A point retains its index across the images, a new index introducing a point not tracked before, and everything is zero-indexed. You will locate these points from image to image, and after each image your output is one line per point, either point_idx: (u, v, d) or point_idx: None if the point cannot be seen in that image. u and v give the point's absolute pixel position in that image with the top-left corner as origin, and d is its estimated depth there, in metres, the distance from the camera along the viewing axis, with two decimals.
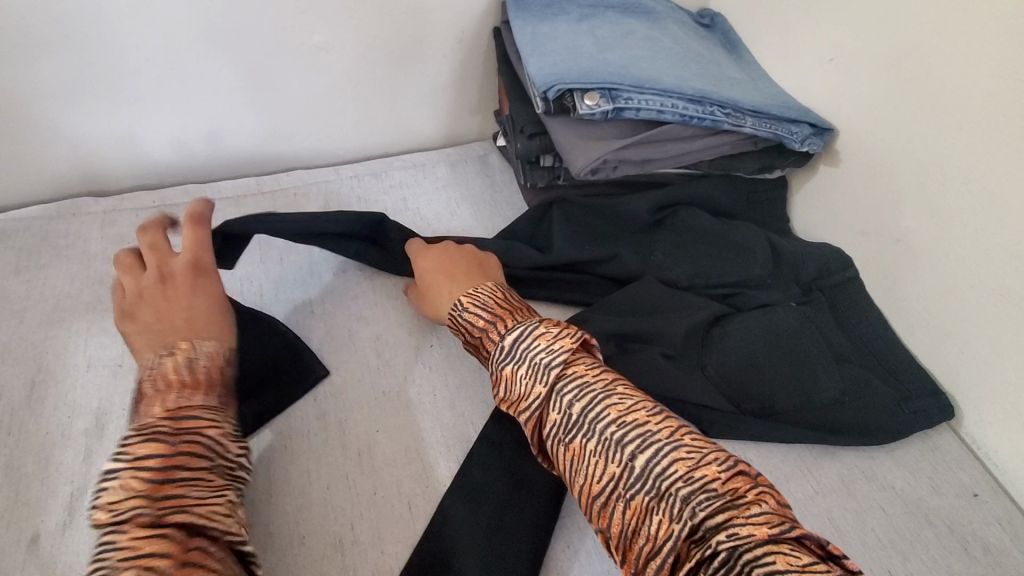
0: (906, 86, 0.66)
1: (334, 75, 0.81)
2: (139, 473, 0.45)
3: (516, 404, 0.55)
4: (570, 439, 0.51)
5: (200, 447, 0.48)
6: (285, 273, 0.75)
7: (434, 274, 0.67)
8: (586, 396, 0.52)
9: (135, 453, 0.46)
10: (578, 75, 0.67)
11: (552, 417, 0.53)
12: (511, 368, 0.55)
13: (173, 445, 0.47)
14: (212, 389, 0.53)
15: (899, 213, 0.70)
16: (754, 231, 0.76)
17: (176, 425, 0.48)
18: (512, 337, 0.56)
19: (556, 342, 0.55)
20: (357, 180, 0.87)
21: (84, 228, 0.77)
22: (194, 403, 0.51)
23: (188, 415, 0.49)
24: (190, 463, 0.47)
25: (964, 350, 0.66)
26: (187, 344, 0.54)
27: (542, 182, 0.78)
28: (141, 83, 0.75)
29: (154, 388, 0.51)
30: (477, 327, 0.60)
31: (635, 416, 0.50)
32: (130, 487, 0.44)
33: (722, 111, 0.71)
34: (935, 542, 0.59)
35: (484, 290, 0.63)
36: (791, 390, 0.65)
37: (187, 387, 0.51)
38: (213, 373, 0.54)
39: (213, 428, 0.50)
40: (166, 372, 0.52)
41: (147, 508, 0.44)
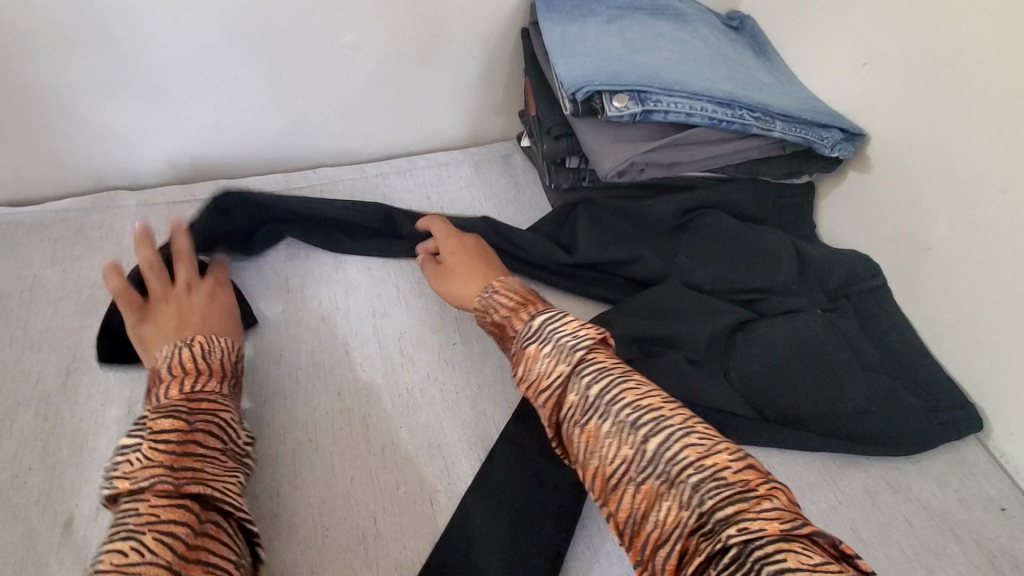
0: (943, 93, 0.65)
1: (362, 74, 0.82)
2: (158, 446, 0.49)
3: (535, 383, 0.54)
4: (586, 422, 0.51)
5: (213, 428, 0.52)
6: (311, 269, 0.76)
7: (458, 263, 0.69)
8: (604, 379, 0.52)
9: (156, 429, 0.50)
10: (608, 77, 0.67)
11: (570, 399, 0.52)
12: (534, 348, 0.55)
13: (189, 423, 0.51)
14: (224, 379, 0.57)
15: (930, 221, 0.68)
16: (779, 236, 0.75)
17: (191, 407, 0.52)
18: (541, 319, 0.57)
19: (581, 328, 0.55)
20: (382, 178, 0.87)
21: (117, 221, 0.79)
22: (209, 390, 0.55)
23: (203, 399, 0.54)
24: (205, 441, 0.51)
25: (996, 363, 0.64)
26: (204, 338, 0.58)
27: (567, 184, 0.78)
28: (176, 80, 0.76)
29: (170, 372, 0.55)
30: (504, 311, 0.61)
31: (651, 402, 0.50)
32: (150, 458, 0.48)
33: (751, 115, 0.70)
34: (963, 557, 0.58)
35: (508, 281, 0.65)
36: (816, 398, 0.65)
37: (203, 376, 0.55)
38: (227, 364, 0.58)
39: (224, 412, 0.54)
40: (182, 360, 0.56)
41: (167, 477, 0.47)
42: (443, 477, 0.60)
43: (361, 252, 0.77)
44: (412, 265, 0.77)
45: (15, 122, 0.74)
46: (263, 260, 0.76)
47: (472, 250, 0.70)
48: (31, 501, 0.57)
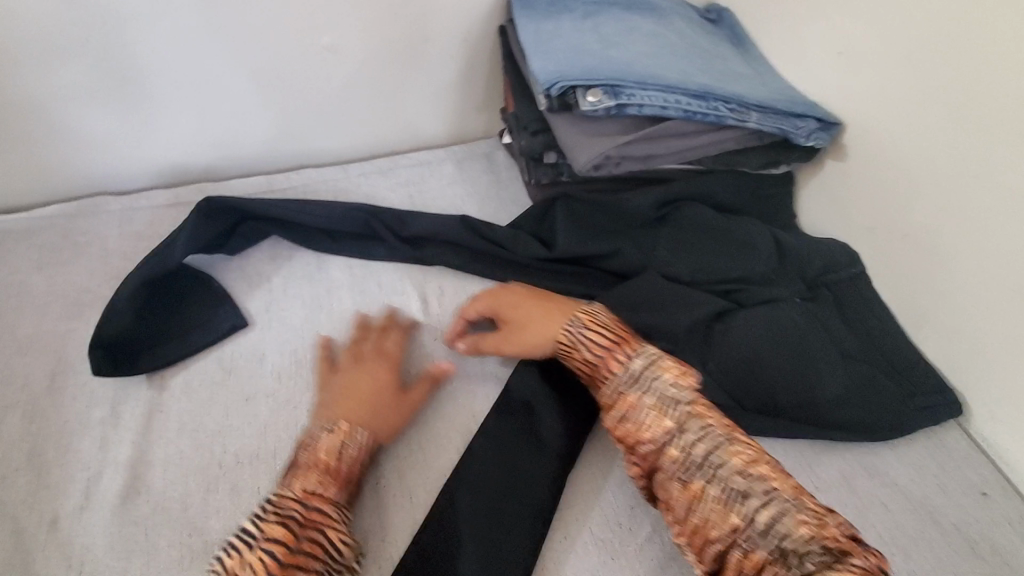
0: (915, 81, 0.65)
1: (343, 75, 0.83)
2: (270, 552, 0.49)
3: (634, 433, 0.54)
4: (688, 479, 0.51)
5: (318, 546, 0.50)
6: (292, 268, 0.76)
7: (522, 302, 0.66)
8: (709, 438, 0.52)
9: (266, 532, 0.50)
10: (582, 71, 0.67)
11: (671, 453, 0.52)
12: (635, 396, 0.55)
13: (295, 538, 0.50)
14: (343, 484, 0.55)
15: (907, 208, 0.69)
16: (757, 227, 0.76)
17: (304, 516, 0.51)
18: (640, 365, 0.57)
19: (681, 380, 0.56)
20: (365, 178, 0.88)
21: (103, 226, 0.80)
22: (326, 494, 0.53)
23: (317, 507, 0.52)
24: (306, 563, 0.49)
25: (973, 347, 0.65)
26: (349, 426, 0.57)
27: (546, 179, 0.78)
28: (159, 85, 0.77)
29: (304, 461, 0.55)
30: (598, 350, 0.60)
31: (758, 468, 0.50)
32: (259, 562, 0.48)
33: (726, 106, 0.71)
34: (939, 540, 0.59)
35: (601, 314, 0.63)
36: (794, 386, 0.65)
37: (328, 476, 0.54)
38: (352, 467, 0.56)
39: (333, 527, 0.52)
40: (318, 452, 0.55)
41: None
42: (423, 470, 0.61)
43: (343, 251, 0.78)
44: (394, 263, 0.78)
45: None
46: (248, 260, 0.76)
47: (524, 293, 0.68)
48: (19, 502, 0.57)
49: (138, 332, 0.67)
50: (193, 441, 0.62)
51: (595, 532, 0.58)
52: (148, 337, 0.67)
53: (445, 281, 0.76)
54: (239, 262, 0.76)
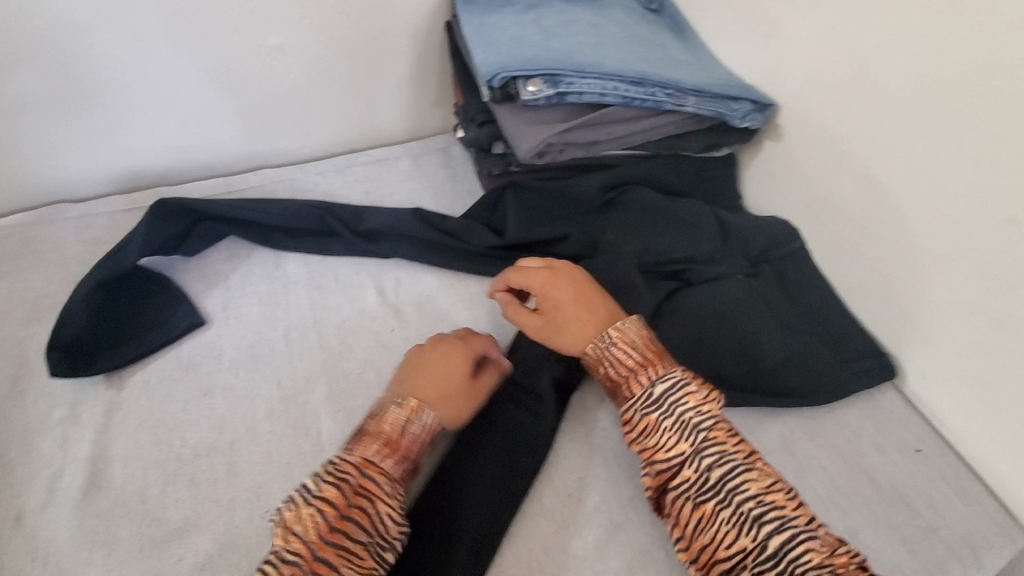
0: (839, 61, 0.69)
1: (295, 75, 0.84)
2: (315, 519, 0.48)
3: (651, 450, 0.53)
4: (701, 500, 0.50)
5: (369, 517, 0.49)
6: (250, 266, 0.78)
7: (568, 301, 0.62)
8: (726, 464, 0.51)
9: (318, 496, 0.49)
10: (522, 62, 0.69)
11: (685, 475, 0.51)
12: (655, 417, 0.54)
13: (346, 504, 0.49)
14: (403, 459, 0.53)
15: (839, 182, 0.72)
16: (701, 208, 0.78)
17: (361, 484, 0.50)
18: (665, 387, 0.54)
19: (704, 403, 0.53)
20: (323, 176, 0.89)
21: (60, 232, 0.80)
22: (382, 467, 0.52)
23: (371, 478, 0.51)
24: (355, 532, 0.48)
25: (904, 312, 0.68)
26: (417, 404, 0.56)
27: (496, 169, 0.79)
28: (110, 90, 0.78)
29: (369, 430, 0.54)
30: (625, 365, 0.56)
31: (774, 496, 0.49)
32: (305, 526, 0.47)
33: (664, 92, 0.74)
34: (875, 496, 0.61)
35: (632, 327, 0.58)
36: (735, 357, 0.68)
37: (389, 448, 0.53)
38: (417, 444, 0.54)
39: (386, 502, 0.50)
40: (384, 424, 0.54)
41: (305, 556, 0.46)
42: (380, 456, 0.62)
43: (300, 248, 0.79)
44: (351, 257, 0.79)
45: None
46: (205, 260, 0.77)
47: (572, 283, 0.63)
48: None
49: (94, 334, 0.68)
50: (153, 436, 0.63)
51: (545, 505, 0.60)
52: (106, 337, 0.68)
53: (402, 272, 0.78)
54: (197, 262, 0.77)
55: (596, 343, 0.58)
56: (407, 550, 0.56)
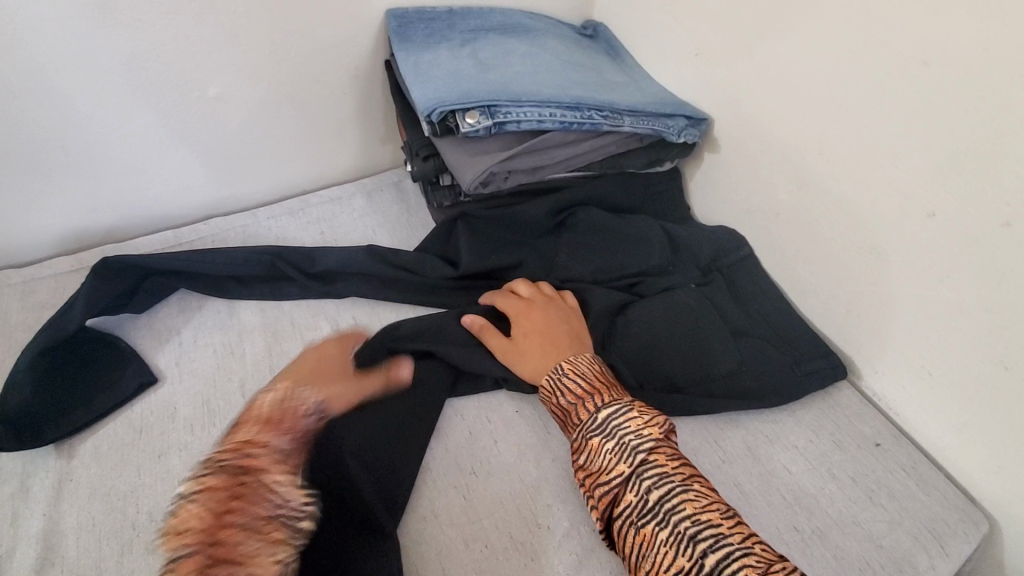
0: (762, 73, 0.72)
1: (239, 123, 0.85)
2: (201, 501, 0.44)
3: (595, 475, 0.55)
4: (642, 524, 0.51)
5: (265, 483, 0.46)
6: (204, 318, 0.76)
7: (530, 335, 0.67)
8: (664, 486, 0.52)
9: (203, 480, 0.45)
10: (458, 96, 0.71)
11: (627, 498, 0.53)
12: (598, 440, 0.56)
13: (237, 475, 0.46)
14: (289, 430, 0.53)
15: (775, 188, 0.74)
16: (649, 222, 0.80)
17: (246, 460, 0.48)
18: (609, 412, 0.56)
19: (645, 427, 0.55)
20: (275, 220, 0.89)
21: (4, 299, 0.78)
22: (270, 440, 0.50)
23: (260, 449, 0.49)
24: (251, 500, 0.45)
25: (850, 309, 0.70)
26: (298, 395, 0.57)
27: (446, 201, 0.81)
28: (48, 153, 0.77)
29: (243, 420, 0.53)
30: (573, 393, 0.59)
31: (710, 516, 0.50)
32: (192, 513, 0.43)
33: (600, 114, 0.75)
34: (840, 494, 0.62)
35: (583, 361, 0.62)
36: (690, 365, 0.69)
37: (271, 425, 0.52)
38: (298, 416, 0.55)
39: (280, 472, 0.48)
40: (258, 411, 0.54)
41: (209, 543, 0.41)
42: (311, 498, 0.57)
43: (254, 295, 0.78)
44: (306, 300, 0.78)
45: None
46: (155, 316, 0.76)
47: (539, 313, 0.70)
48: None
49: (41, 401, 0.65)
50: (107, 505, 0.61)
51: (517, 536, 0.59)
52: (53, 404, 0.65)
53: (358, 310, 0.78)
54: (146, 319, 0.76)
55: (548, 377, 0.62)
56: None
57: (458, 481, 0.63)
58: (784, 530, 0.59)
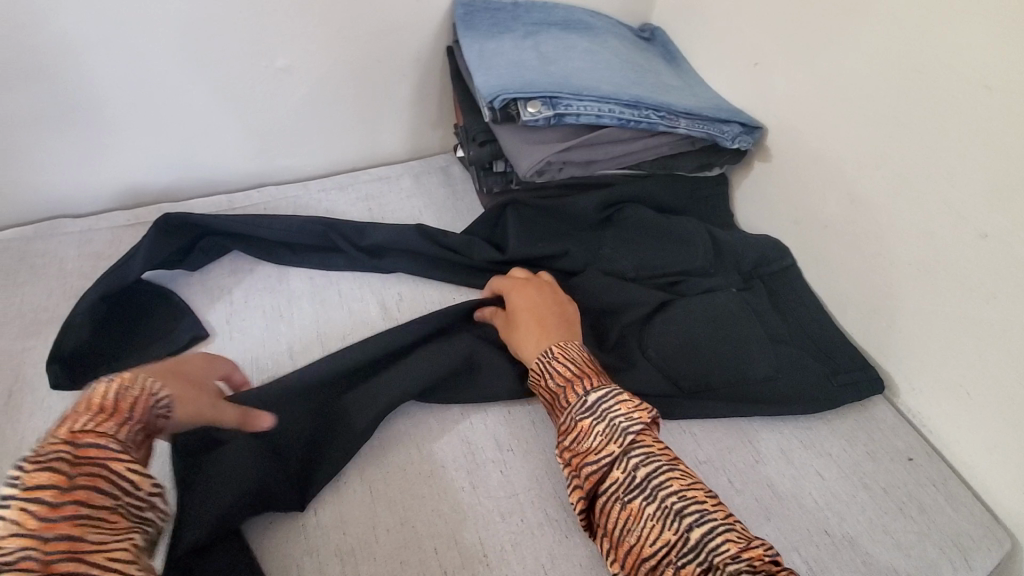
0: (822, 85, 0.73)
1: (300, 96, 0.87)
2: (32, 505, 0.42)
3: (583, 454, 0.55)
4: (629, 500, 0.52)
5: (106, 478, 0.45)
6: (254, 281, 0.78)
7: (522, 310, 0.67)
8: (653, 464, 0.53)
9: (27, 483, 0.43)
10: (521, 85, 0.73)
11: (615, 475, 0.53)
12: (588, 422, 0.56)
13: (73, 476, 0.44)
14: (128, 419, 0.50)
15: (824, 200, 0.75)
16: (695, 224, 0.81)
17: (79, 454, 0.46)
18: (600, 394, 0.57)
19: (635, 410, 0.56)
20: (324, 193, 0.91)
21: (61, 246, 0.80)
22: (104, 432, 0.48)
23: (93, 444, 0.47)
24: (94, 498, 0.44)
25: (891, 323, 0.70)
26: (133, 374, 0.53)
27: (496, 187, 0.84)
28: (116, 108, 0.79)
29: (75, 410, 0.49)
30: (563, 376, 0.60)
31: (696, 492, 0.51)
32: (21, 523, 0.41)
33: (657, 114, 0.77)
34: (871, 503, 0.63)
35: (574, 346, 0.63)
36: (727, 367, 0.70)
37: (104, 414, 0.49)
38: (141, 404, 0.52)
39: (119, 461, 0.47)
40: (92, 399, 0.50)
41: (25, 546, 0.40)
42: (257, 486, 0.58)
43: (303, 262, 0.80)
44: (354, 271, 0.80)
45: None
46: (208, 274, 0.78)
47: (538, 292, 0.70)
48: None
49: (96, 344, 0.68)
50: None
51: (553, 514, 0.60)
52: (107, 348, 0.68)
53: (404, 286, 0.79)
54: (199, 277, 0.78)
55: (540, 358, 0.62)
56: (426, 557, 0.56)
57: (494, 456, 0.64)
58: (814, 532, 0.60)
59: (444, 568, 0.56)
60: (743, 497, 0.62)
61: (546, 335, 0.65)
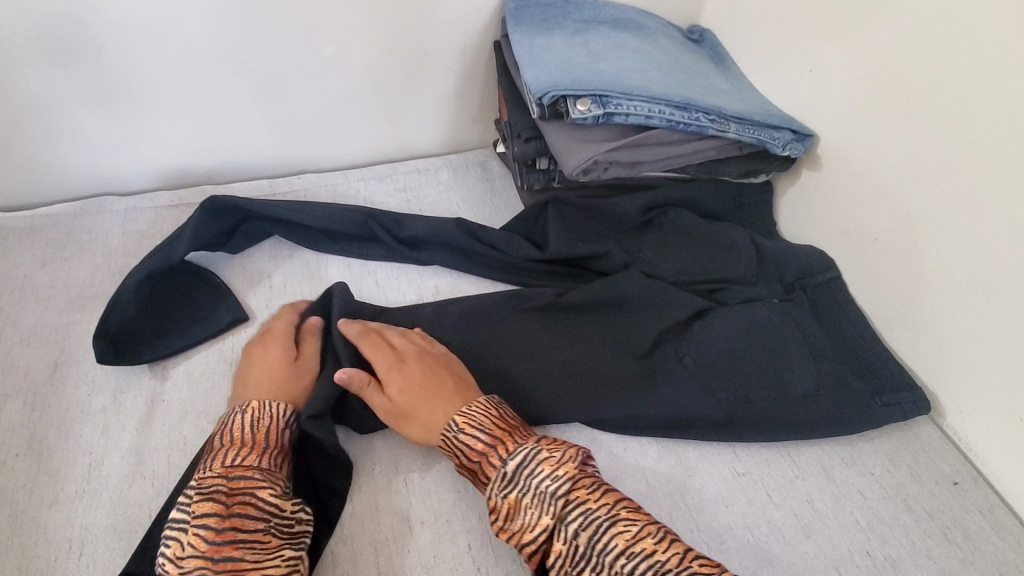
0: (882, 94, 0.70)
1: (345, 85, 0.87)
2: (199, 532, 0.48)
3: (518, 533, 0.53)
4: (578, 572, 0.50)
5: (255, 505, 0.50)
6: (293, 267, 0.79)
7: (405, 385, 0.62)
8: (592, 525, 0.51)
9: (195, 513, 0.49)
10: (572, 82, 0.72)
11: (557, 547, 0.51)
12: (514, 497, 0.53)
13: (228, 504, 0.49)
14: (267, 448, 0.55)
15: (876, 214, 0.73)
16: (738, 231, 0.80)
17: (232, 487, 0.51)
18: (518, 460, 0.54)
19: (558, 468, 0.54)
20: (364, 183, 0.91)
21: (107, 223, 0.82)
22: (249, 462, 0.53)
23: (242, 474, 0.52)
24: (246, 523, 0.49)
25: (943, 344, 0.68)
26: (256, 402, 0.58)
27: (538, 184, 0.83)
28: (166, 89, 0.80)
29: (219, 444, 0.54)
30: (476, 451, 0.56)
31: (643, 544, 0.50)
32: (195, 546, 0.47)
33: (707, 117, 0.76)
34: (915, 526, 0.61)
35: (479, 408, 0.59)
36: (768, 380, 0.68)
37: (247, 447, 0.54)
38: (273, 433, 0.57)
39: (265, 489, 0.52)
40: (230, 432, 0.55)
41: (202, 567, 0.46)
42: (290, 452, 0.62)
43: (343, 250, 0.80)
44: (392, 262, 0.80)
45: (5, 130, 0.77)
46: (248, 258, 0.79)
47: (411, 352, 0.65)
48: (19, 484, 0.58)
49: (140, 323, 0.69)
50: (197, 427, 0.63)
51: None
52: (150, 327, 0.69)
53: (440, 279, 0.79)
54: (239, 260, 0.79)
55: (444, 435, 0.58)
56: (458, 549, 0.56)
57: None
58: (855, 553, 0.59)
59: (476, 564, 0.56)
60: (782, 512, 0.61)
61: (450, 401, 0.60)
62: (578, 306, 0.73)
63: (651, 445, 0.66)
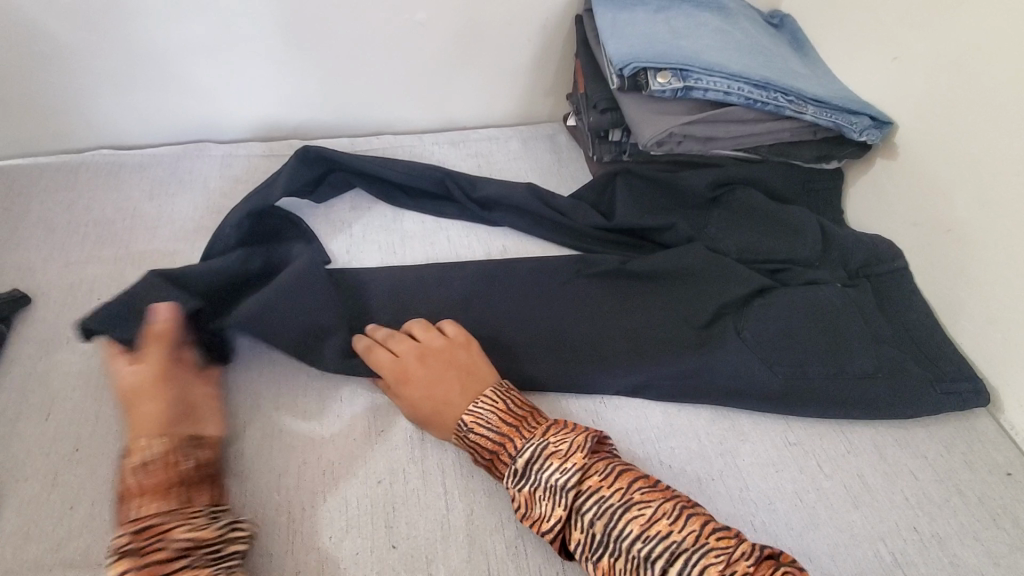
0: (966, 84, 0.70)
1: (428, 50, 0.91)
2: None
3: (536, 524, 0.55)
4: (597, 558, 0.52)
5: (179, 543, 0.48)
6: (370, 218, 0.84)
7: (415, 394, 0.62)
8: (606, 513, 0.52)
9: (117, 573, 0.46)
10: (654, 55, 0.75)
11: (575, 535, 0.53)
12: (528, 491, 0.55)
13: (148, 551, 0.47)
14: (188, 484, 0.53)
15: (951, 204, 0.73)
16: (807, 214, 0.80)
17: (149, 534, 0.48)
18: (528, 455, 0.55)
19: (567, 461, 0.54)
20: (437, 146, 0.96)
21: (207, 166, 0.89)
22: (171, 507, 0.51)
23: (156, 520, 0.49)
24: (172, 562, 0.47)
25: (1009, 337, 0.68)
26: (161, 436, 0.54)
27: (608, 155, 0.86)
28: (265, 44, 0.86)
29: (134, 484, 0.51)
30: (487, 449, 0.58)
31: (658, 527, 0.51)
32: None
33: (785, 98, 0.78)
34: (964, 510, 0.62)
35: (486, 402, 0.60)
36: (825, 359, 0.69)
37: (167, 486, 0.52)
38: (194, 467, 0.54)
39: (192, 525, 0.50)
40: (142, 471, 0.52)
41: None
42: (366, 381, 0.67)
43: (418, 206, 0.85)
44: (462, 221, 0.85)
45: (124, 74, 0.85)
46: (331, 209, 0.84)
47: (416, 355, 0.63)
48: None
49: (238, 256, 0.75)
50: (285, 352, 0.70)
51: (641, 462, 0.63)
52: None
53: (508, 240, 0.83)
54: (324, 209, 0.84)
55: (458, 433, 0.59)
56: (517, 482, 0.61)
57: (587, 406, 0.68)
58: (902, 527, 0.60)
59: None
60: (831, 482, 0.63)
61: (455, 403, 0.61)
62: (640, 275, 0.76)
63: (704, 409, 0.68)
